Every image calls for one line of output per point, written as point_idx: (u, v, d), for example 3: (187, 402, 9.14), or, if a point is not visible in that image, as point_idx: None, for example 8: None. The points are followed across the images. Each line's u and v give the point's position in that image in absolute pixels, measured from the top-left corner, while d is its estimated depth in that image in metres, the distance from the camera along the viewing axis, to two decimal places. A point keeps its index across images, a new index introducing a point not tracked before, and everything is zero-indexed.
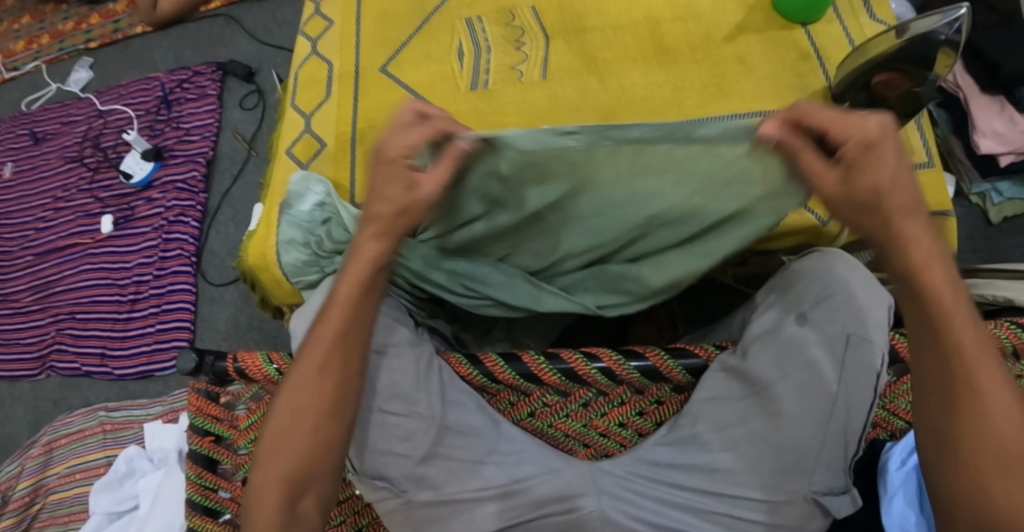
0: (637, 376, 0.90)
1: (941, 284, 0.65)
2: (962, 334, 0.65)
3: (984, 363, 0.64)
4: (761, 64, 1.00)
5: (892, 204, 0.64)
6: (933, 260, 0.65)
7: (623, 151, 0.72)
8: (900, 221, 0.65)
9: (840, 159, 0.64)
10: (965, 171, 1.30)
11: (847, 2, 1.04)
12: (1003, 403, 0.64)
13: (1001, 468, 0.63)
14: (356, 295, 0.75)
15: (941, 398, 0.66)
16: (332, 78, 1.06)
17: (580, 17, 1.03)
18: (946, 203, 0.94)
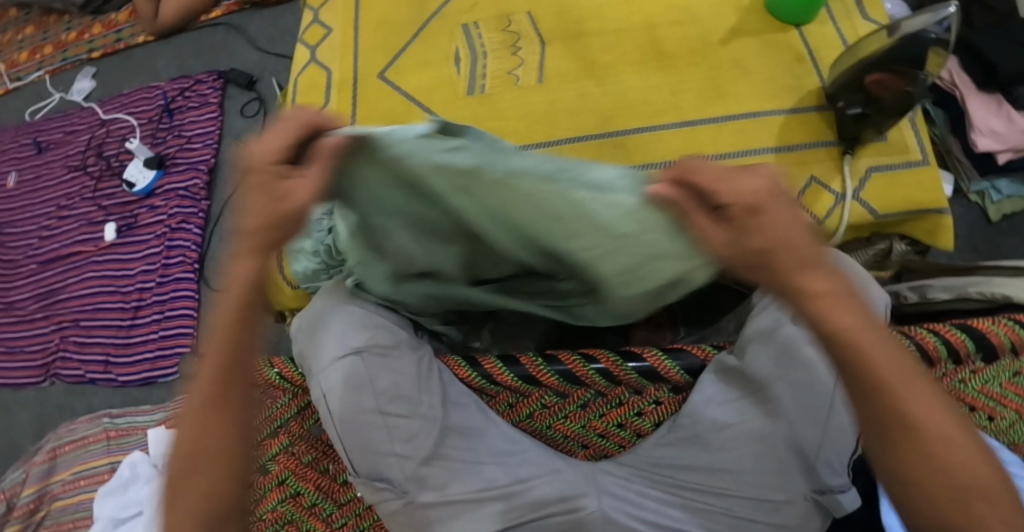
0: (635, 376, 0.91)
1: (858, 326, 0.59)
2: (888, 373, 0.59)
3: (918, 405, 0.60)
4: (757, 66, 1.01)
5: (785, 260, 0.56)
6: (841, 310, 0.58)
7: (505, 196, 0.61)
8: (808, 277, 0.57)
9: (726, 214, 0.56)
10: (963, 169, 1.30)
11: (840, 5, 1.05)
12: (953, 438, 0.60)
13: (967, 505, 0.60)
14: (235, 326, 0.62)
15: (882, 437, 0.61)
16: (333, 85, 1.06)
17: (579, 23, 1.05)
18: (942, 200, 0.95)
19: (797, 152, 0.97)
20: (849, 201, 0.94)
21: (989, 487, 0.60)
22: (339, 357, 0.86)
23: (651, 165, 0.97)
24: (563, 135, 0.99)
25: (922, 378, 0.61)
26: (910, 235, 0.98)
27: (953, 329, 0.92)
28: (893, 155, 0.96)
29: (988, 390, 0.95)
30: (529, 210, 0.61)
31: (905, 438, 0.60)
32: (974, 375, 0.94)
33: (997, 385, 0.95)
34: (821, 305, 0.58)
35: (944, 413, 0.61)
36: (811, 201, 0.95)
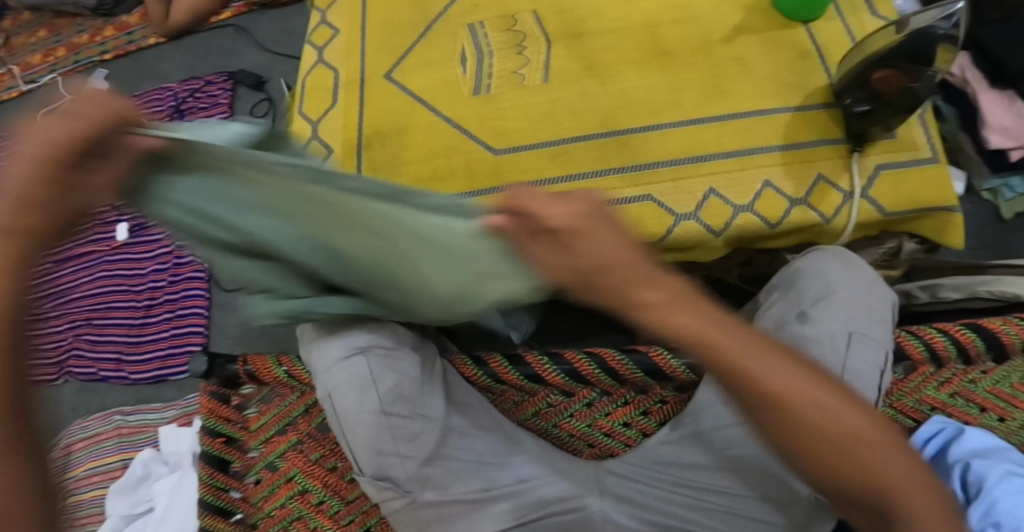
0: (641, 375, 0.91)
1: (698, 325, 0.58)
2: (736, 352, 0.59)
3: (776, 369, 0.59)
4: (759, 64, 1.01)
5: (615, 276, 0.57)
6: (670, 312, 0.58)
7: (335, 212, 0.65)
8: (636, 283, 0.57)
9: (552, 235, 0.58)
10: (974, 166, 1.28)
11: (847, 2, 1.05)
12: (816, 390, 0.60)
13: (855, 447, 0.59)
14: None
15: (763, 417, 0.61)
16: (338, 86, 1.07)
17: (581, 23, 1.06)
18: (951, 198, 0.94)
19: (804, 150, 0.96)
20: (857, 199, 0.93)
21: (867, 434, 0.60)
22: (346, 356, 0.87)
23: (658, 163, 0.96)
24: (568, 134, 0.99)
25: (774, 350, 0.60)
26: (917, 234, 0.98)
27: (963, 329, 0.92)
28: (901, 153, 0.95)
29: (999, 391, 0.93)
30: (360, 229, 0.67)
31: (780, 415, 0.60)
32: (984, 375, 0.94)
33: (1008, 385, 0.93)
34: (656, 312, 0.58)
35: (802, 381, 0.60)
36: (818, 200, 0.93)
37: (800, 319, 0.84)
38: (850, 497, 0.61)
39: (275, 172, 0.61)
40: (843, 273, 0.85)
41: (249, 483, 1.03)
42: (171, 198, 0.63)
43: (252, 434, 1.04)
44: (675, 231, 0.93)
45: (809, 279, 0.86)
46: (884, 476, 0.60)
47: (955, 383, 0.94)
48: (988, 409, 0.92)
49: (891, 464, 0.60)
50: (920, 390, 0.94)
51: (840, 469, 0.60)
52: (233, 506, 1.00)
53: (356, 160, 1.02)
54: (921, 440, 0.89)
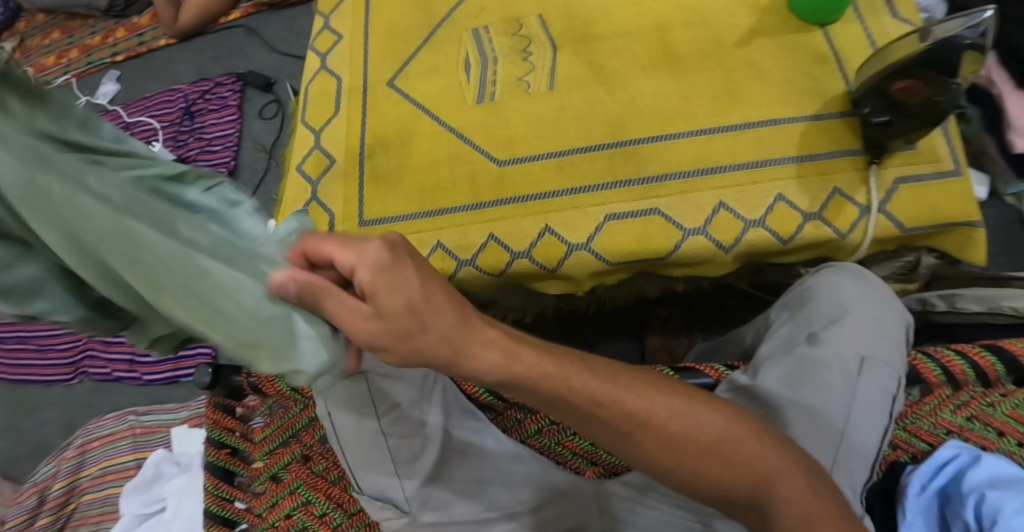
0: None
1: (535, 369, 0.62)
2: (589, 385, 0.65)
3: (625, 395, 0.66)
4: (773, 68, 0.97)
5: (435, 321, 0.58)
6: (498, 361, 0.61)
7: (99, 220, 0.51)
8: (427, 334, 0.57)
9: (359, 286, 0.55)
10: (999, 171, 1.23)
11: (868, 2, 1.00)
12: (667, 409, 0.66)
13: (718, 455, 0.66)
14: None
15: (626, 441, 0.66)
16: (341, 93, 1.05)
17: (588, 25, 1.02)
18: (973, 213, 0.90)
19: (819, 161, 0.92)
20: (874, 214, 0.89)
21: (732, 433, 0.67)
22: (347, 376, 0.85)
23: (667, 175, 0.92)
24: (573, 144, 0.95)
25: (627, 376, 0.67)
26: (938, 248, 0.94)
27: (982, 351, 0.90)
28: (923, 165, 0.91)
29: (1018, 415, 0.88)
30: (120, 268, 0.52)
31: (641, 435, 0.66)
32: (1004, 398, 0.89)
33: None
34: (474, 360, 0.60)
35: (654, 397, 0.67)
36: (834, 215, 0.89)
37: (811, 341, 0.81)
38: (730, 500, 0.67)
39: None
40: (857, 294, 0.82)
41: (254, 494, 1.02)
42: None
43: (256, 446, 1.02)
44: (682, 247, 0.90)
45: (822, 298, 0.83)
46: (758, 471, 0.65)
47: (973, 407, 0.89)
48: (1008, 434, 0.87)
49: (756, 456, 0.66)
50: (936, 414, 0.90)
51: (711, 469, 0.66)
52: (237, 516, 1.00)
53: (359, 171, 1.00)
54: (934, 465, 0.84)
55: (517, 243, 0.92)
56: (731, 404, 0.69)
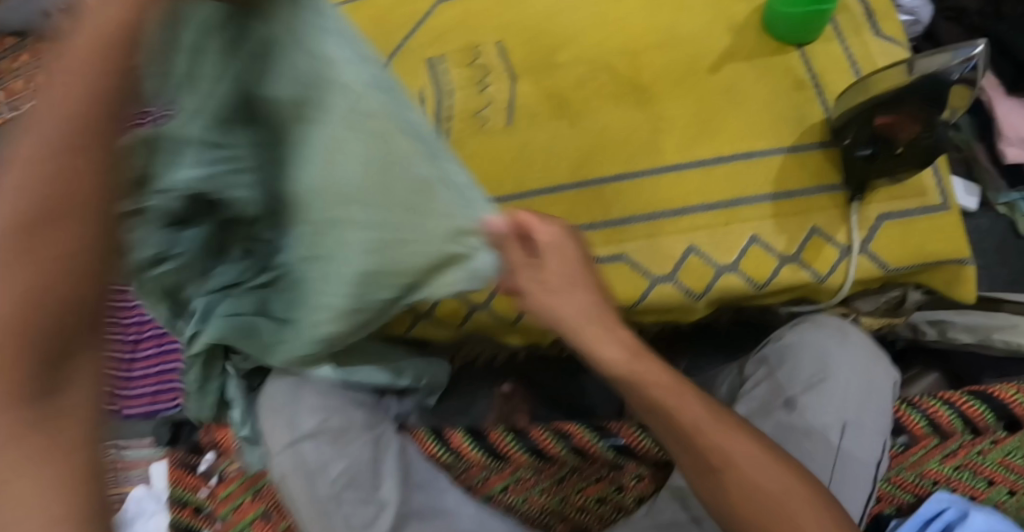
0: (610, 453, 0.86)
1: (652, 375, 0.64)
2: (685, 403, 0.64)
3: (714, 425, 0.65)
4: (750, 94, 0.90)
5: (574, 310, 0.62)
6: (629, 344, 0.64)
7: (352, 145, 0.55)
8: (564, 298, 0.61)
9: (531, 247, 0.59)
10: (989, 179, 1.17)
11: (848, 19, 0.93)
12: (742, 448, 0.64)
13: (772, 514, 0.62)
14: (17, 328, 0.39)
15: (699, 467, 0.65)
16: None
17: (551, 51, 0.95)
18: (964, 250, 0.84)
19: (797, 198, 0.85)
20: (855, 255, 0.83)
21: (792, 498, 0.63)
22: (290, 443, 0.80)
23: (634, 217, 0.87)
24: (535, 187, 0.89)
25: (723, 420, 0.65)
26: (926, 283, 0.88)
27: (970, 399, 0.85)
28: (908, 199, 0.84)
29: (1010, 462, 0.86)
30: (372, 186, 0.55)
31: (713, 471, 0.64)
32: (994, 445, 0.86)
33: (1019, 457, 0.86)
34: (591, 326, 0.62)
35: (736, 438, 0.64)
36: (812, 257, 0.84)
37: (788, 406, 0.76)
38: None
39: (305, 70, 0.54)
40: (839, 353, 0.78)
41: None
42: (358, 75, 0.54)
43: (219, 503, 0.98)
44: (649, 295, 0.85)
45: (801, 357, 0.78)
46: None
47: (963, 455, 0.86)
48: (996, 481, 0.86)
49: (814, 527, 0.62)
50: (921, 463, 0.86)
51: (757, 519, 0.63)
52: None
53: None
54: (921, 519, 0.80)
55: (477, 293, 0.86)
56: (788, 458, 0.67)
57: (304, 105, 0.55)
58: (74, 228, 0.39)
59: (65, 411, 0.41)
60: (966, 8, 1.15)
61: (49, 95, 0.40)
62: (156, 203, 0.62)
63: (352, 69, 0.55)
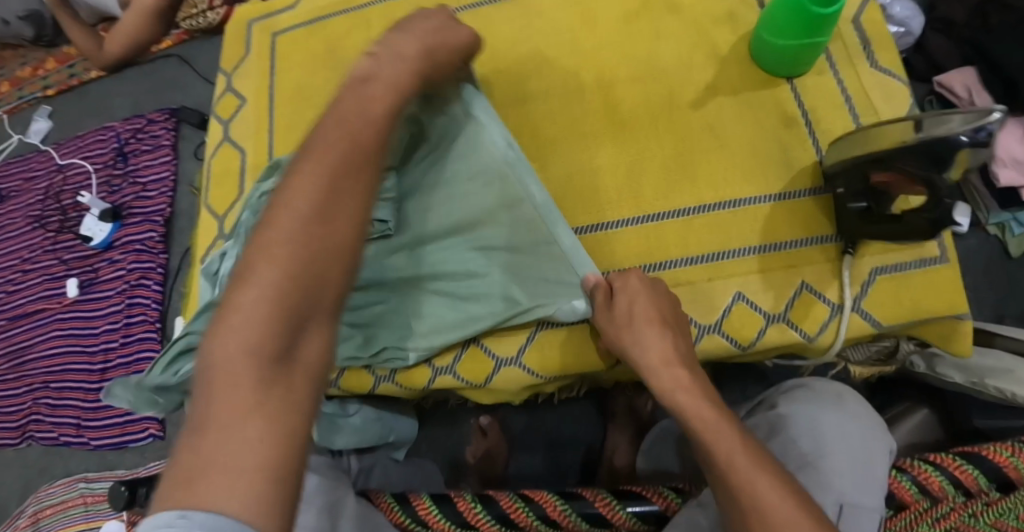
0: (583, 523, 0.79)
1: (694, 406, 0.69)
2: (712, 428, 0.67)
3: (737, 457, 0.65)
4: (734, 132, 0.84)
5: (648, 341, 0.73)
6: (683, 381, 0.71)
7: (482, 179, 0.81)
8: (647, 330, 0.73)
9: (612, 289, 0.77)
10: (981, 199, 1.11)
11: (842, 48, 0.86)
12: (764, 484, 0.63)
13: None
14: (274, 297, 0.56)
15: (726, 499, 0.65)
16: (245, 170, 0.94)
17: (521, 84, 0.90)
18: (962, 305, 0.78)
19: (786, 251, 0.80)
20: (847, 313, 0.78)
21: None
22: None
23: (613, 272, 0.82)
24: None
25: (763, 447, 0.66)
26: (920, 337, 0.82)
27: (962, 462, 0.78)
28: (903, 251, 0.78)
29: (1007, 525, 0.74)
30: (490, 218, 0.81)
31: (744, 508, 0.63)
32: (987, 507, 0.76)
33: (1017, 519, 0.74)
34: (651, 357, 0.72)
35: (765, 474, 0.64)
36: (800, 316, 0.78)
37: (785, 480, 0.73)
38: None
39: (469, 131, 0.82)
40: (838, 424, 0.74)
41: None
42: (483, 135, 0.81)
43: None
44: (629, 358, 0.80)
45: (796, 431, 0.75)
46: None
47: (950, 519, 0.75)
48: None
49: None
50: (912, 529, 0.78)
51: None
52: None
53: None
54: None
55: (441, 355, 0.83)
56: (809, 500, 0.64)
57: (468, 154, 0.82)
58: (344, 233, 0.61)
59: (299, 365, 0.56)
60: (954, 19, 1.10)
61: (357, 126, 0.65)
62: None
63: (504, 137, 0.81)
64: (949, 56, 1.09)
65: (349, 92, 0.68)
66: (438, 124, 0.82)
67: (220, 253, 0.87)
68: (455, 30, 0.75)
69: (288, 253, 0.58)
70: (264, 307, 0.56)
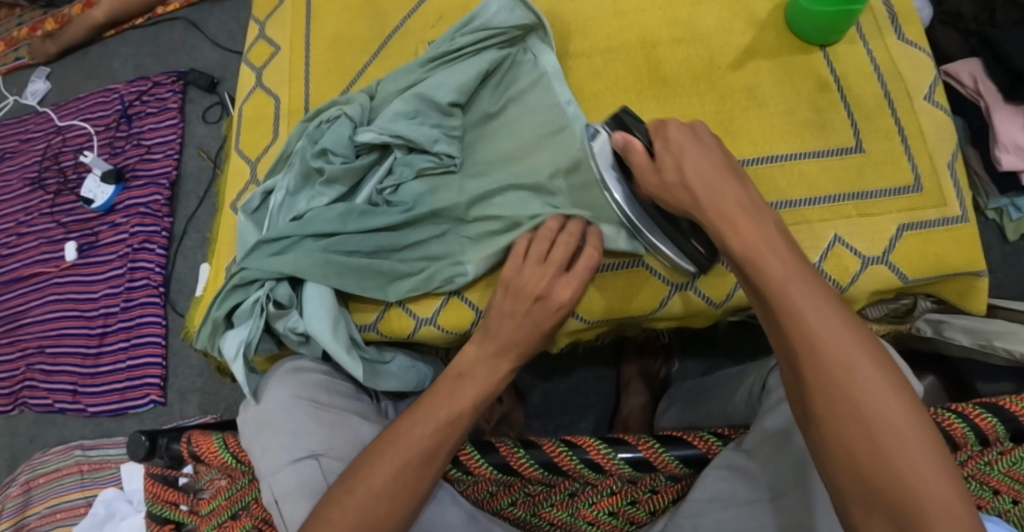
0: (627, 469, 0.78)
1: (754, 241, 0.64)
2: (754, 250, 0.64)
3: (778, 273, 0.62)
4: (773, 96, 0.88)
5: (709, 191, 0.69)
6: (741, 225, 0.66)
7: (542, 128, 0.86)
8: (698, 167, 0.70)
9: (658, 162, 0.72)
10: (982, 184, 1.18)
11: (871, 21, 0.91)
12: (810, 305, 0.60)
13: (788, 362, 0.61)
14: (417, 462, 0.69)
15: (789, 374, 0.61)
16: (279, 116, 0.97)
17: (563, 41, 0.93)
18: (980, 262, 0.83)
19: (821, 205, 0.84)
20: (875, 264, 0.82)
21: (901, 421, 0.56)
22: (295, 460, 0.74)
23: None
24: None
25: (829, 298, 0.61)
26: (940, 295, 0.88)
27: (982, 412, 0.73)
28: (930, 209, 0.83)
29: (1018, 473, 0.72)
30: (542, 159, 0.85)
31: (830, 385, 0.58)
32: (1001, 456, 0.72)
33: None
34: (723, 201, 0.68)
35: (842, 328, 0.59)
36: (831, 266, 0.82)
37: None
38: (868, 494, 0.56)
39: (529, 77, 0.88)
40: None
41: None
42: (547, 81, 0.87)
43: (202, 520, 0.85)
44: (670, 302, 0.85)
45: None
46: (914, 489, 0.54)
47: (967, 467, 0.73)
48: (1003, 492, 0.72)
49: (926, 470, 0.55)
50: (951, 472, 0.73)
51: (842, 456, 0.57)
52: None
53: None
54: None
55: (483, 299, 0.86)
56: (841, 324, 0.59)
57: (529, 102, 0.88)
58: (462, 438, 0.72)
59: (393, 511, 0.68)
60: (962, 12, 1.14)
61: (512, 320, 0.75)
62: (364, 135, 0.85)
63: (563, 88, 0.87)
64: (956, 47, 1.15)
65: (445, 384, 0.74)
66: (504, 70, 0.89)
67: (264, 189, 0.88)
68: (569, 283, 0.76)
69: (375, 487, 0.68)
70: (392, 465, 0.69)
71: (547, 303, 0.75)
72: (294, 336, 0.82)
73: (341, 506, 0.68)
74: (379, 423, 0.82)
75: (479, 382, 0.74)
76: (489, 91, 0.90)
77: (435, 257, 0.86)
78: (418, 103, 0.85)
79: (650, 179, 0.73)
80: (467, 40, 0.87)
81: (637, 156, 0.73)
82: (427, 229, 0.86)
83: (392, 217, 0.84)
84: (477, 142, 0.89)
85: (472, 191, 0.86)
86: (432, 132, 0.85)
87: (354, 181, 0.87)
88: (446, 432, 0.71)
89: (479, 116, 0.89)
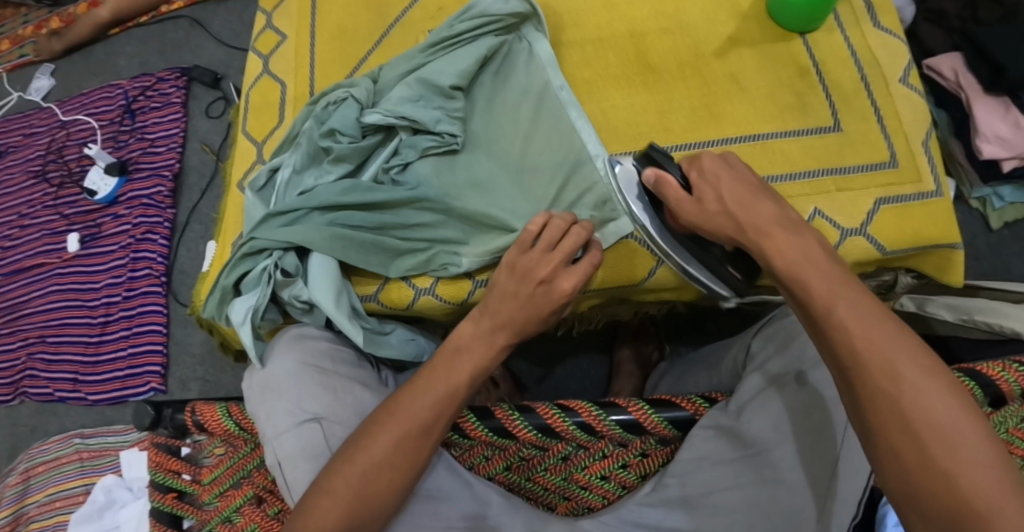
0: (618, 430, 0.81)
1: (795, 257, 0.67)
2: (796, 267, 0.66)
3: (822, 288, 0.64)
4: (756, 81, 0.93)
5: (747, 218, 0.71)
6: (779, 244, 0.68)
7: (538, 111, 0.91)
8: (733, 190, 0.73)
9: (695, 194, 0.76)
10: (965, 175, 1.23)
11: (849, 11, 0.96)
12: (853, 316, 0.62)
13: (838, 371, 0.62)
14: (416, 434, 0.72)
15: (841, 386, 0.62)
16: (285, 101, 1.01)
17: (557, 30, 0.97)
18: (955, 235, 0.87)
19: (800, 180, 0.88)
20: (854, 236, 0.86)
21: (951, 429, 0.57)
22: (299, 423, 0.76)
23: None
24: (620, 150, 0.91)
25: (874, 309, 0.62)
26: (916, 269, 0.92)
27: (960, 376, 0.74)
28: (905, 186, 0.88)
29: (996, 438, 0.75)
30: (539, 139, 0.90)
31: (883, 398, 0.59)
32: None
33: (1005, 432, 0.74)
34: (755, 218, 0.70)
35: (888, 341, 0.60)
36: None
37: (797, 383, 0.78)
38: (928, 501, 0.57)
39: (525, 64, 0.93)
40: None
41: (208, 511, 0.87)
42: (542, 65, 0.92)
43: (205, 489, 0.86)
44: (657, 273, 0.89)
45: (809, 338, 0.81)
46: (968, 496, 0.56)
47: None
48: None
49: (981, 479, 0.56)
50: None
51: (895, 464, 0.59)
52: (183, 512, 0.87)
53: None
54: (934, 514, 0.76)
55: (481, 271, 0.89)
56: (884, 333, 0.61)
57: (525, 86, 0.92)
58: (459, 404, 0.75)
59: (393, 483, 0.71)
60: (945, 10, 1.21)
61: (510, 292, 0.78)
62: (371, 117, 0.89)
63: (556, 73, 0.92)
64: (939, 43, 1.20)
65: (443, 357, 0.77)
66: (501, 56, 0.94)
67: (270, 166, 0.91)
68: (572, 275, 0.79)
69: (376, 458, 0.71)
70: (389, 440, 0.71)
71: (550, 288, 0.78)
72: (299, 304, 0.86)
73: (343, 468, 0.71)
74: (380, 390, 0.84)
75: (479, 347, 0.77)
76: (487, 76, 0.94)
77: (436, 232, 0.89)
78: (422, 86, 0.90)
79: (690, 208, 0.76)
80: (467, 26, 0.91)
81: (674, 190, 0.76)
82: (428, 208, 0.89)
83: (396, 193, 0.88)
84: (478, 124, 0.93)
85: (473, 170, 0.90)
86: (434, 111, 0.90)
87: (360, 159, 0.91)
88: (443, 406, 0.74)
89: (479, 101, 0.94)
